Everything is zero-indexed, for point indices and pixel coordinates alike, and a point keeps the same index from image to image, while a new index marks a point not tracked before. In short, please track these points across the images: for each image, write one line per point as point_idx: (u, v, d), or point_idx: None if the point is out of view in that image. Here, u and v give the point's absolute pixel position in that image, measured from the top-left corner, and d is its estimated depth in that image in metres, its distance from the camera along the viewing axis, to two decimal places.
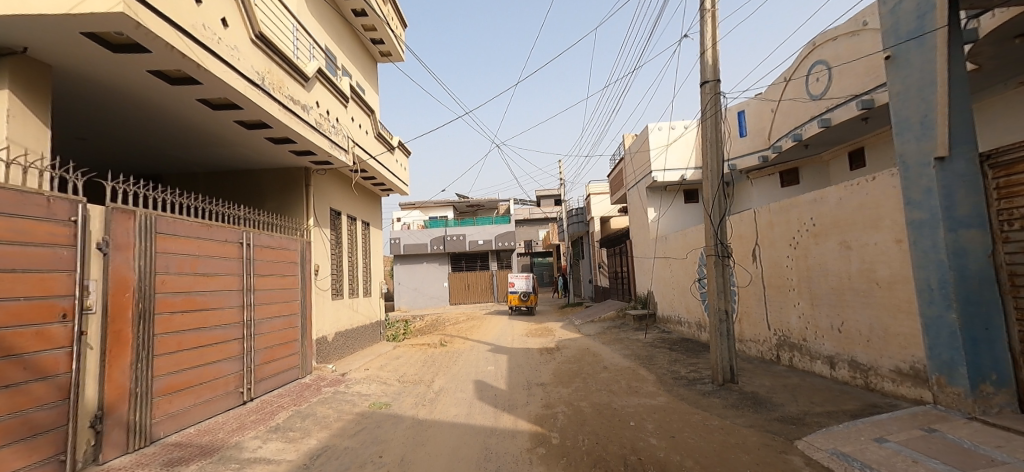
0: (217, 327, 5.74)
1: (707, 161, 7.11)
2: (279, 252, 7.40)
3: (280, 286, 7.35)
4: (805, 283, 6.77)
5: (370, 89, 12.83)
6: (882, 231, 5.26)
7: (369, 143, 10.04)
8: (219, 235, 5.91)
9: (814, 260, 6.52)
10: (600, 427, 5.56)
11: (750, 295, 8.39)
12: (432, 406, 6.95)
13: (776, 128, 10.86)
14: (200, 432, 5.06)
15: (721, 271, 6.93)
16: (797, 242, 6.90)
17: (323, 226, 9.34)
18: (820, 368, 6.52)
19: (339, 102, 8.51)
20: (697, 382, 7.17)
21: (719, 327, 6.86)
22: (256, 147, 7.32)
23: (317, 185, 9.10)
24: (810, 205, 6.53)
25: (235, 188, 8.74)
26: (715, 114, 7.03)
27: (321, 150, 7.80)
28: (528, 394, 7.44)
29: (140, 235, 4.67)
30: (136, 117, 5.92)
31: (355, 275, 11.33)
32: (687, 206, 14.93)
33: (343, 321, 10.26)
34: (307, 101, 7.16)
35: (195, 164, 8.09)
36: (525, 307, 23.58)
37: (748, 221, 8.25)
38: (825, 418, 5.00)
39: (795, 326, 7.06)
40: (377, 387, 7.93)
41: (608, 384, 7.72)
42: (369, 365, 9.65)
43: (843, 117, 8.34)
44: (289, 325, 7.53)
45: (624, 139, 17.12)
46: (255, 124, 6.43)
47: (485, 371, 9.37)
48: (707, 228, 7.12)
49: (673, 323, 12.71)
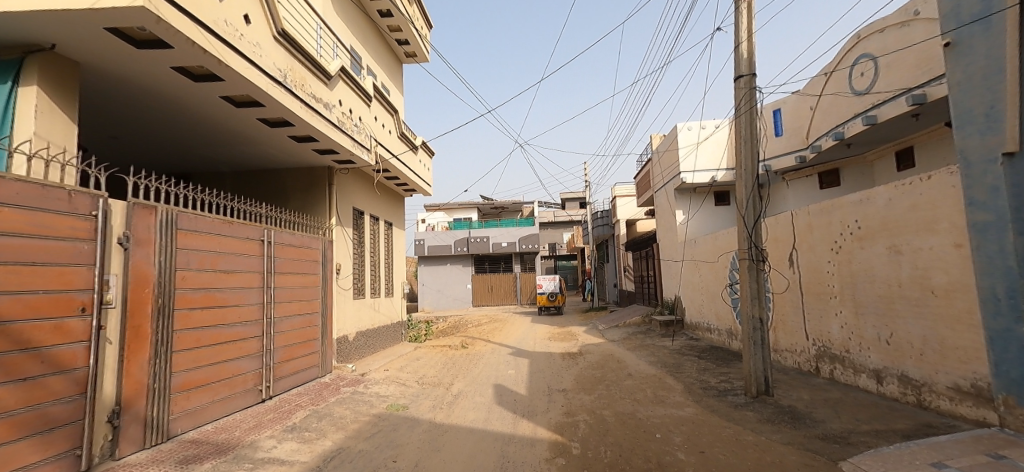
0: (237, 324, 5.74)
1: (741, 159, 6.73)
2: (301, 250, 7.41)
3: (301, 284, 7.35)
4: (848, 291, 6.32)
5: (395, 90, 12.88)
6: (939, 235, 4.81)
7: (392, 143, 10.02)
8: (241, 233, 5.92)
9: (859, 265, 6.08)
10: (624, 439, 5.28)
11: (786, 302, 7.94)
12: (450, 410, 6.80)
13: (815, 127, 10.33)
14: (217, 430, 5.02)
15: (755, 275, 6.52)
16: (839, 246, 6.45)
17: (346, 225, 9.35)
18: (865, 383, 6.06)
19: (363, 101, 8.50)
20: (729, 393, 6.77)
21: (753, 335, 6.47)
22: (280, 145, 7.34)
23: (340, 184, 9.12)
24: (855, 207, 6.09)
25: (260, 186, 8.82)
26: (750, 109, 6.65)
27: (343, 149, 7.78)
28: (549, 400, 7.20)
29: (161, 231, 4.66)
30: (163, 115, 5.99)
31: (377, 275, 11.33)
32: (717, 208, 14.40)
33: (364, 321, 10.25)
34: (329, 100, 7.14)
35: (221, 162, 8.20)
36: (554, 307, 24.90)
37: (785, 224, 7.81)
38: (873, 438, 4.58)
39: (837, 336, 6.60)
40: (396, 388, 7.84)
41: (632, 393, 7.39)
42: (389, 365, 9.60)
43: (891, 113, 7.85)
44: (309, 324, 7.51)
45: (651, 139, 16.66)
46: (278, 121, 6.44)
47: (506, 375, 9.19)
48: (740, 230, 6.73)
49: (701, 330, 12.23)
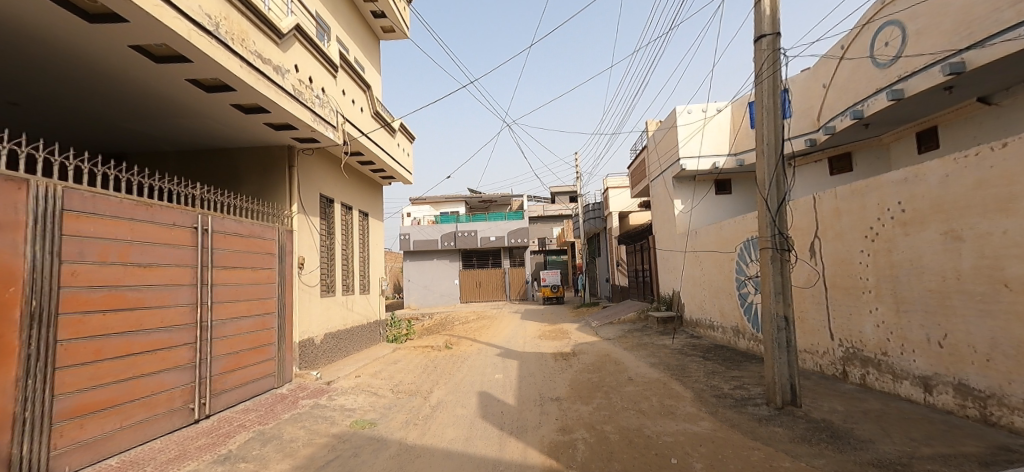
0: (160, 330, 4.63)
1: (763, 133, 5.80)
2: (250, 241, 6.32)
3: (251, 281, 6.28)
4: (887, 284, 5.46)
5: (371, 68, 11.78)
6: (1018, 216, 3.93)
7: (364, 121, 8.95)
8: (166, 218, 4.80)
9: (901, 255, 5.22)
10: (633, 465, 4.33)
11: (807, 298, 7.08)
12: (425, 426, 5.80)
13: (829, 107, 9.53)
14: (122, 466, 3.93)
15: (779, 267, 5.61)
16: (875, 233, 5.58)
17: (311, 214, 8.30)
18: (909, 392, 5.20)
19: (326, 70, 7.41)
20: (748, 403, 5.86)
21: (777, 336, 5.58)
22: (224, 117, 6.25)
23: (303, 167, 8.06)
24: (897, 187, 5.20)
25: (208, 168, 7.68)
26: (774, 73, 5.71)
27: (302, 123, 6.70)
28: (540, 412, 6.25)
29: (36, 213, 3.53)
30: (67, 69, 4.87)
31: (350, 270, 10.29)
32: (719, 198, 13.49)
33: (334, 321, 9.21)
34: (282, 63, 6.03)
35: (160, 138, 7.06)
36: (557, 298, 28.75)
37: (806, 209, 6.94)
38: (944, 467, 3.68)
39: (871, 337, 5.75)
40: (366, 400, 6.82)
41: (636, 402, 6.45)
42: (361, 371, 8.58)
43: (921, 86, 7.07)
44: (261, 326, 6.45)
45: (648, 125, 15.73)
46: (214, 83, 5.34)
47: (492, 381, 8.22)
48: (762, 215, 5.81)
49: (703, 328, 11.42)
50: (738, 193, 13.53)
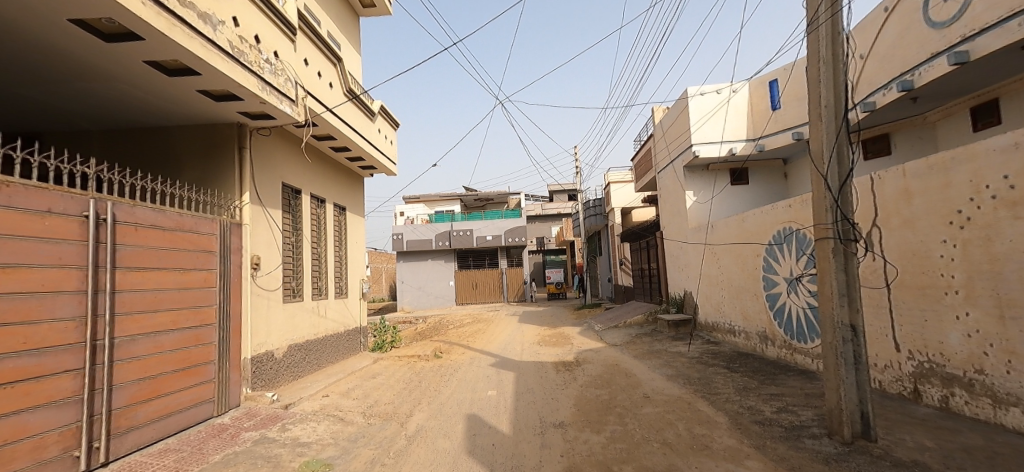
0: (21, 355, 3.39)
1: (819, 94, 4.58)
2: (178, 236, 5.08)
3: (179, 286, 5.05)
4: (983, 284, 4.27)
5: (348, 45, 10.54)
6: None
7: (334, 99, 7.74)
8: (32, 203, 3.53)
9: (1007, 245, 4.02)
10: None
11: (863, 300, 5.86)
12: (393, 468, 4.55)
13: (867, 80, 8.38)
14: None
15: (843, 261, 4.40)
16: (965, 218, 4.40)
17: (270, 206, 7.07)
18: (1020, 422, 4.00)
19: (278, 31, 6.18)
20: (803, 434, 4.65)
21: (842, 350, 4.36)
22: (143, 81, 5.01)
23: (259, 150, 6.82)
24: (1003, 158, 4.00)
25: (144, 150, 6.48)
26: (833, 16, 4.50)
27: (246, 93, 5.47)
28: (541, 445, 5.02)
29: None
30: None
31: (323, 271, 9.05)
32: (734, 189, 12.29)
33: (302, 331, 7.97)
34: (212, 12, 4.79)
35: (76, 111, 5.82)
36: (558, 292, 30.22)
37: (859, 192, 5.76)
38: None
39: (958, 350, 4.55)
40: (327, 429, 5.58)
41: (658, 430, 5.23)
42: (331, 390, 7.37)
43: (992, 45, 5.89)
44: (195, 342, 5.24)
45: (655, 111, 14.54)
46: (114, 28, 4.09)
47: (484, 400, 7.01)
48: (819, 196, 4.60)
49: (722, 332, 10.23)
50: (756, 183, 12.34)
